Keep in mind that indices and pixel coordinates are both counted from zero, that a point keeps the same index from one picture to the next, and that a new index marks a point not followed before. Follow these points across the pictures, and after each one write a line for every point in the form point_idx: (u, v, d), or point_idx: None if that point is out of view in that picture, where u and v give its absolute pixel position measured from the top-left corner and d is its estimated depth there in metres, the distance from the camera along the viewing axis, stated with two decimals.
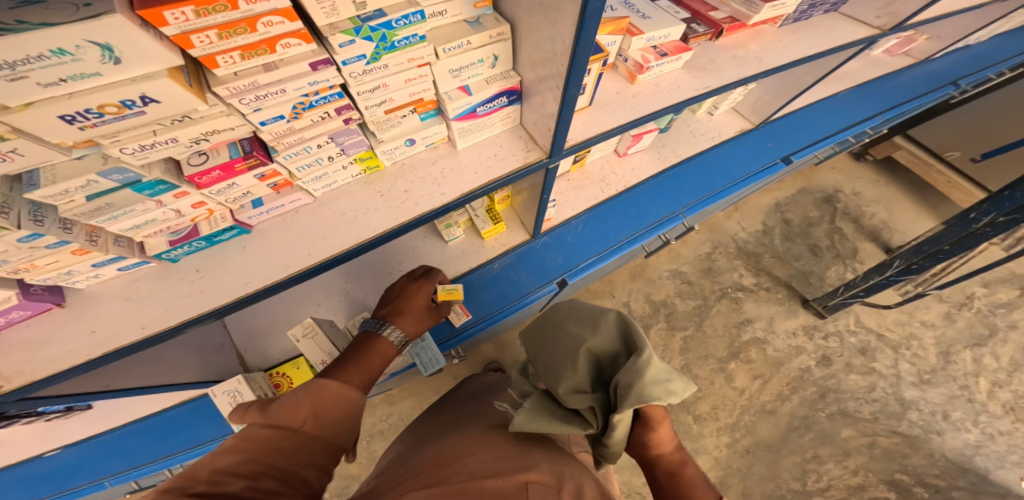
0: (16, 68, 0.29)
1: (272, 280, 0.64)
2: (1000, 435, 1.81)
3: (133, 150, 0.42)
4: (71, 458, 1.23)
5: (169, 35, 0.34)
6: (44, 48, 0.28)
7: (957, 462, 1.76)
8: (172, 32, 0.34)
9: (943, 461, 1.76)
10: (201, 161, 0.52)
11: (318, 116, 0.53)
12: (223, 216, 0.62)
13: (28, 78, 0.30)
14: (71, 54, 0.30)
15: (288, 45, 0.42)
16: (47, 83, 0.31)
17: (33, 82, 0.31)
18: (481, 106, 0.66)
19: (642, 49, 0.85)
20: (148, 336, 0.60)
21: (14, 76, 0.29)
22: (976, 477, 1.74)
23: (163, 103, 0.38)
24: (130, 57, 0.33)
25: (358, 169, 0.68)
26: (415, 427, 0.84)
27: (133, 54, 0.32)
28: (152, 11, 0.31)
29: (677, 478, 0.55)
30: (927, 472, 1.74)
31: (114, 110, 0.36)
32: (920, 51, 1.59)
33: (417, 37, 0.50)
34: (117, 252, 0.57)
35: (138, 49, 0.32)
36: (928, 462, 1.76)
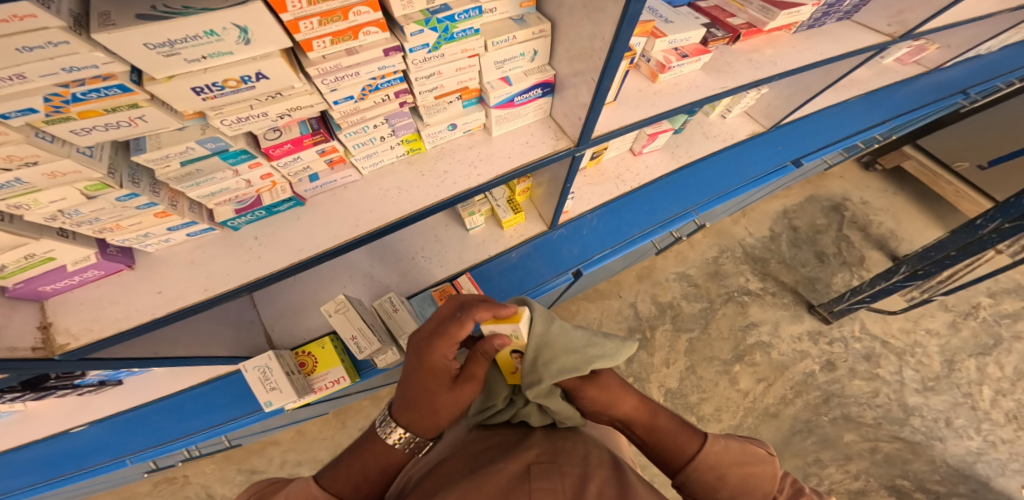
0: (173, 46, 0.36)
1: (322, 248, 0.69)
2: (1003, 443, 1.82)
3: (231, 122, 0.47)
4: (96, 437, 1.26)
5: (284, 19, 0.40)
6: (199, 30, 0.35)
7: (960, 469, 1.77)
8: (288, 17, 0.40)
9: (945, 467, 1.77)
10: (275, 136, 0.57)
11: (380, 97, 0.59)
12: (283, 189, 0.67)
13: (180, 54, 0.37)
14: (217, 35, 0.36)
15: (368, 33, 0.48)
16: (192, 59, 0.38)
17: (181, 58, 0.37)
18: (519, 96, 0.72)
19: (664, 50, 0.90)
20: (209, 298, 0.65)
21: (170, 52, 0.36)
22: (978, 484, 1.74)
23: (271, 80, 0.44)
24: (259, 39, 0.39)
25: (402, 150, 0.74)
26: None
27: (261, 36, 0.39)
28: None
29: (656, 432, 0.59)
30: (928, 478, 1.75)
31: (233, 84, 0.42)
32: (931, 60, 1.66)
33: (473, 30, 0.57)
34: (190, 217, 0.62)
35: (265, 31, 0.38)
36: (929, 468, 1.77)
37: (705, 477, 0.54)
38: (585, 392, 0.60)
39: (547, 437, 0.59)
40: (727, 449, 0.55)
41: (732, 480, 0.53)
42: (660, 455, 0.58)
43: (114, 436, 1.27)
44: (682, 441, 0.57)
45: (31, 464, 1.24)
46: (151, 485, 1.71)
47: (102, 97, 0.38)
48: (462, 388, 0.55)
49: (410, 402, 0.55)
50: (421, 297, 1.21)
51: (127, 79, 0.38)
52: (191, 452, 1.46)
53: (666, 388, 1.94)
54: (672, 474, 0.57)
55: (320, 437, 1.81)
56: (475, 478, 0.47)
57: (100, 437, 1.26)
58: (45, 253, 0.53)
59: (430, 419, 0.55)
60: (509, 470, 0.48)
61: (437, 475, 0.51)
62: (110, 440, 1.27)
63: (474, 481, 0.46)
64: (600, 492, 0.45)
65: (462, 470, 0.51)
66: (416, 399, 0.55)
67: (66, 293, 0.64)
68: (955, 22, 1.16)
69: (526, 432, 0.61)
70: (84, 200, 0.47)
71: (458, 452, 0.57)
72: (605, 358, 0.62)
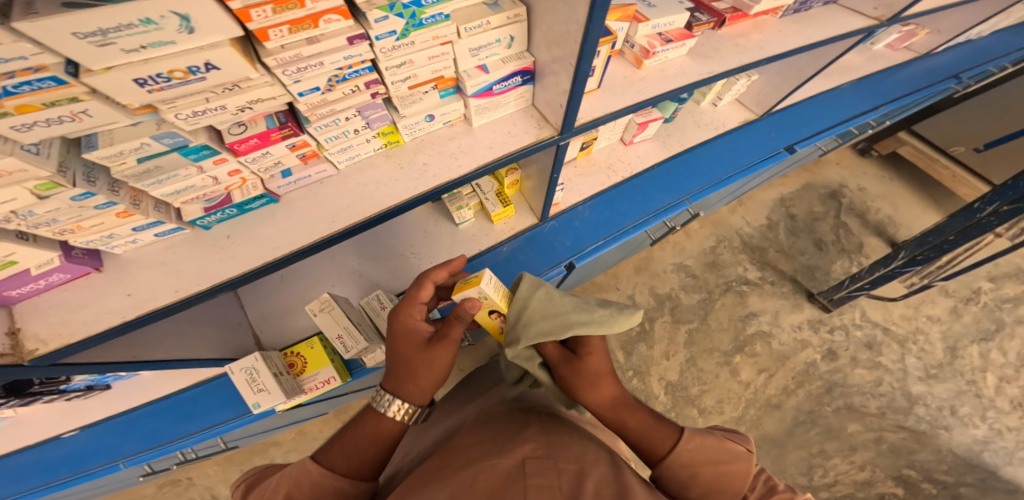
0: (107, 35, 0.33)
1: (297, 246, 0.68)
2: (1009, 432, 1.81)
3: (187, 116, 0.46)
4: (91, 441, 1.25)
5: (233, 10, 0.38)
6: (133, 18, 0.33)
7: (966, 458, 1.76)
8: (237, 7, 0.37)
9: (952, 457, 1.77)
10: (240, 131, 0.55)
11: (349, 89, 0.57)
12: (255, 186, 0.66)
13: (116, 44, 0.35)
14: (155, 23, 0.34)
15: (329, 21, 0.46)
16: (130, 49, 0.36)
17: (118, 48, 0.35)
18: (497, 85, 0.70)
19: (648, 35, 0.87)
20: (181, 299, 0.64)
21: (103, 41, 0.34)
22: (985, 473, 1.74)
23: (223, 71, 0.42)
24: (204, 28, 0.37)
25: (380, 143, 0.72)
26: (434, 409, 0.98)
27: (205, 25, 0.37)
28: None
29: (625, 432, 0.56)
30: (935, 468, 1.75)
31: (180, 75, 0.41)
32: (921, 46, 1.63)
33: (442, 16, 0.54)
34: (156, 216, 0.61)
35: (209, 19, 0.36)
36: (935, 458, 1.76)
37: (677, 474, 0.52)
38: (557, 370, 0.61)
39: (543, 430, 0.57)
40: (700, 447, 0.53)
41: (705, 478, 0.52)
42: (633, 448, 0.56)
43: (109, 439, 1.26)
44: (653, 438, 0.54)
45: (22, 472, 1.22)
46: (156, 487, 1.71)
47: (38, 91, 0.36)
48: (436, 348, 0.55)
49: (397, 374, 0.56)
50: None
51: (61, 71, 0.36)
52: (186, 455, 1.45)
53: (666, 381, 1.93)
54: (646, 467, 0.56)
55: (319, 437, 1.80)
56: (469, 471, 0.46)
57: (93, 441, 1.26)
58: (6, 257, 0.52)
59: (413, 384, 0.55)
60: (506, 464, 0.46)
61: (435, 460, 0.51)
62: (104, 444, 1.26)
63: (467, 475, 0.45)
64: (597, 492, 0.43)
65: (457, 457, 0.50)
66: (400, 368, 0.56)
67: (34, 297, 0.63)
68: (943, 8, 1.14)
69: (523, 424, 0.59)
70: (35, 200, 0.46)
71: (463, 436, 0.57)
72: (587, 326, 0.62)
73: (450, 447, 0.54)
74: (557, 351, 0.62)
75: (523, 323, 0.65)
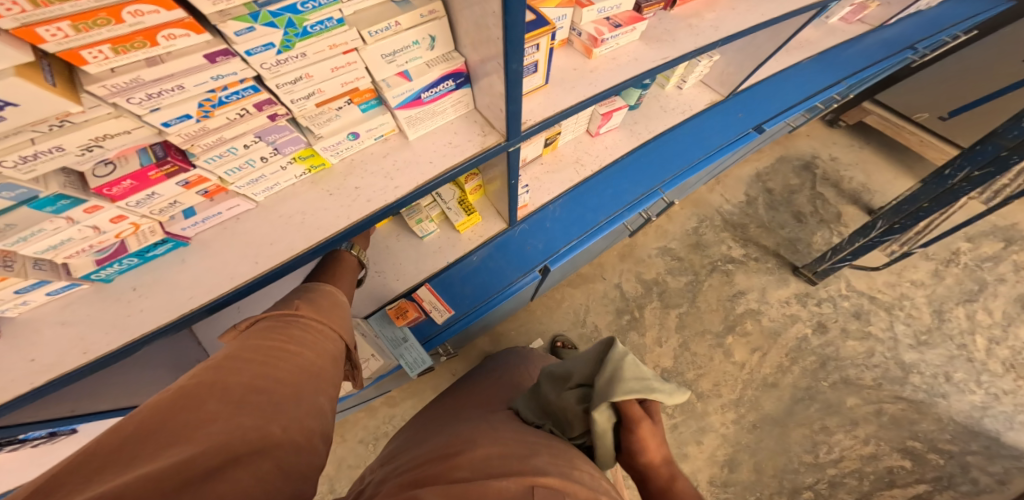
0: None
1: (218, 292, 0.60)
2: (1005, 394, 1.82)
3: (15, 163, 0.38)
4: None
5: (7, 29, 0.30)
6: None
7: (968, 426, 1.76)
8: (8, 24, 0.29)
9: (953, 425, 1.76)
10: (107, 171, 0.47)
11: (234, 113, 0.49)
12: (152, 230, 0.58)
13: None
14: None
15: (171, 37, 0.38)
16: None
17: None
18: (426, 92, 0.63)
19: (594, 21, 0.80)
20: (91, 362, 0.57)
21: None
22: (988, 440, 1.74)
23: (22, 106, 0.34)
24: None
25: (301, 168, 0.65)
26: (418, 420, 0.91)
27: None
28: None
29: (671, 498, 0.58)
30: (938, 437, 1.74)
31: None
32: (875, 17, 1.56)
33: (335, 21, 0.46)
34: (37, 276, 0.53)
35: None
36: (938, 426, 1.76)
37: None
38: (638, 427, 0.57)
39: (555, 460, 0.52)
40: None
41: None
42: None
43: None
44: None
45: None
46: None
47: None
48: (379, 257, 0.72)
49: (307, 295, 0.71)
50: (379, 315, 1.13)
51: None
52: None
53: (662, 368, 1.88)
54: None
55: None
56: (475, 486, 0.44)
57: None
58: None
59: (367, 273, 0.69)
60: (512, 489, 0.43)
61: (447, 464, 0.50)
62: None
63: (466, 488, 0.43)
64: None
65: (468, 469, 0.48)
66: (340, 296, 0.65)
67: None
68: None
69: (535, 451, 0.54)
70: None
71: (472, 449, 0.53)
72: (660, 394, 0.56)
73: (456, 465, 0.49)
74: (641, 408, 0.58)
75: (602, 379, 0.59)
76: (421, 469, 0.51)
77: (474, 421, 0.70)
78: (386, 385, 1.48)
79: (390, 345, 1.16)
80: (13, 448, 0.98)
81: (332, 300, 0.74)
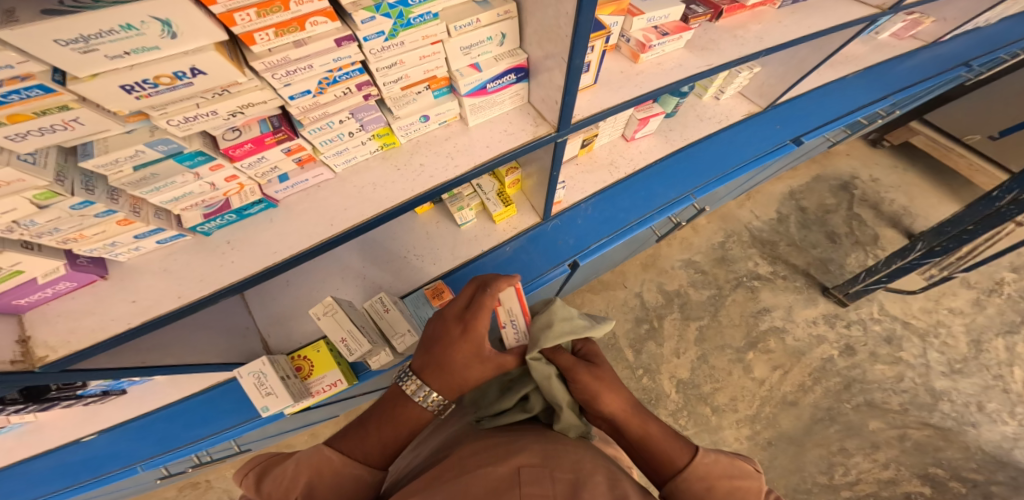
0: (89, 42, 0.35)
1: (297, 250, 0.69)
2: None
3: (178, 122, 0.48)
4: (106, 446, 1.23)
5: (217, 13, 0.40)
6: (114, 23, 0.35)
7: (996, 456, 1.69)
8: (219, 10, 0.39)
9: (981, 454, 1.70)
10: (234, 136, 0.58)
11: (341, 91, 0.59)
12: (252, 191, 0.69)
13: (99, 50, 0.36)
14: (136, 28, 0.36)
15: (315, 23, 0.48)
16: (114, 55, 0.38)
17: (102, 54, 0.37)
18: (491, 83, 0.70)
19: (643, 29, 0.88)
20: (183, 305, 0.66)
21: (86, 48, 0.35)
22: (1017, 471, 1.67)
23: (209, 75, 0.44)
24: (187, 33, 0.39)
25: (375, 145, 0.73)
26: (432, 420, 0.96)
27: (187, 29, 0.38)
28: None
29: (650, 442, 0.57)
30: (963, 466, 1.68)
31: (167, 81, 0.42)
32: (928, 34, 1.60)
33: (431, 15, 0.56)
34: (156, 223, 0.64)
35: (191, 25, 0.38)
36: (964, 455, 1.70)
37: (693, 487, 0.53)
38: (578, 373, 0.61)
39: (539, 439, 0.57)
40: (716, 461, 0.55)
41: (720, 492, 0.53)
42: (649, 462, 0.57)
43: (126, 445, 1.23)
44: (673, 450, 0.56)
45: (42, 475, 1.20)
46: (177, 489, 1.77)
47: (26, 99, 0.38)
48: (474, 312, 0.58)
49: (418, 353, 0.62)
50: (414, 296, 1.18)
51: (48, 79, 0.38)
52: (201, 458, 1.41)
53: (677, 379, 1.88)
54: (659, 484, 0.57)
55: None
56: (465, 480, 0.46)
57: (108, 447, 1.23)
58: (13, 267, 0.55)
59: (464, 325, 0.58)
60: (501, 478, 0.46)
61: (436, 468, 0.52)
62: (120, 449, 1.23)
63: (463, 482, 0.45)
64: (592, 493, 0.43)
65: (458, 465, 0.50)
66: (429, 363, 0.58)
67: (42, 305, 0.65)
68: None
69: (517, 436, 0.58)
70: (36, 210, 0.49)
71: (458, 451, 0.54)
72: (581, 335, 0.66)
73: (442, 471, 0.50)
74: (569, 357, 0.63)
75: (536, 325, 0.68)
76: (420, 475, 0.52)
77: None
78: None
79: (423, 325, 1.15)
80: (72, 403, 1.09)
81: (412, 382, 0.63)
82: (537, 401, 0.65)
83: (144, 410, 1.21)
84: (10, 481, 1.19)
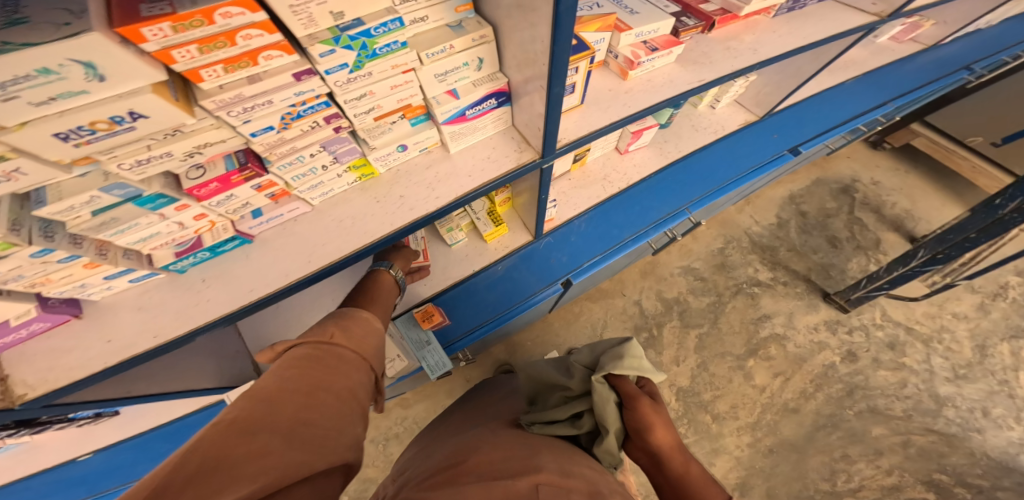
0: (6, 89, 0.32)
1: (274, 287, 0.66)
2: None
3: (131, 166, 0.45)
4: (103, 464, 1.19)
5: (150, 51, 0.36)
6: (28, 67, 0.31)
7: (1002, 462, 1.65)
8: (152, 47, 0.36)
9: (985, 460, 1.66)
10: (198, 175, 0.55)
11: (307, 125, 0.56)
12: (224, 228, 0.66)
13: (20, 97, 0.33)
14: (55, 72, 0.32)
15: (269, 57, 0.44)
16: (38, 102, 0.34)
17: (24, 102, 0.33)
18: (470, 109, 0.67)
19: (632, 45, 0.84)
20: (160, 345, 0.63)
21: (4, 96, 0.32)
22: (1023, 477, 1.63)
23: (151, 118, 0.41)
24: (116, 75, 0.35)
25: (353, 177, 0.70)
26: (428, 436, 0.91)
27: (116, 71, 0.35)
28: (130, 28, 0.33)
29: (688, 481, 0.61)
30: (968, 472, 1.64)
31: (105, 127, 0.39)
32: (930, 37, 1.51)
33: (399, 44, 0.52)
34: (126, 264, 0.61)
35: (121, 66, 0.35)
36: (968, 461, 1.66)
37: None
38: (640, 404, 0.64)
39: (555, 457, 0.58)
40: None
41: None
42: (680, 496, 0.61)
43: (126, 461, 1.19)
44: (710, 492, 0.59)
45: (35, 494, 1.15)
46: None
47: None
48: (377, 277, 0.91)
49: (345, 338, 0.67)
50: (405, 317, 1.16)
51: None
52: None
53: (677, 387, 1.84)
54: None
55: None
56: (487, 487, 0.48)
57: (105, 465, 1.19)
58: None
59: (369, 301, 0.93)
60: (520, 487, 0.48)
61: (453, 471, 0.54)
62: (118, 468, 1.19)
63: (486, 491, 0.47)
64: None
65: (476, 472, 0.53)
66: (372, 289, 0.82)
67: (20, 345, 0.63)
68: (935, 5, 1.13)
69: (535, 451, 0.60)
70: None
71: (472, 457, 0.58)
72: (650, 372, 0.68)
73: (465, 469, 0.54)
74: (633, 388, 0.65)
75: (608, 354, 0.69)
76: (430, 477, 0.55)
77: (479, 429, 0.75)
78: (401, 387, 1.54)
79: (414, 347, 1.16)
80: (63, 424, 1.05)
81: (366, 327, 0.70)
82: (589, 421, 0.69)
83: (134, 432, 1.16)
84: None
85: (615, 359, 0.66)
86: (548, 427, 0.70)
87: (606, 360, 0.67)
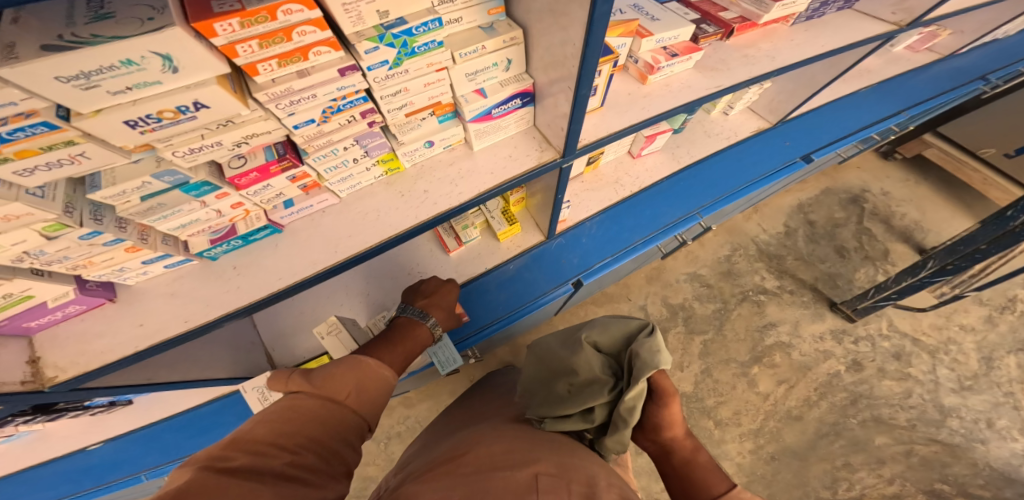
0: (90, 78, 0.34)
1: (301, 277, 0.68)
2: None
3: (184, 153, 0.48)
4: (112, 454, 1.19)
5: (218, 45, 0.39)
6: (114, 60, 0.33)
7: (1005, 473, 1.64)
8: (221, 42, 0.38)
9: (988, 471, 1.65)
10: (240, 164, 0.58)
11: (345, 119, 0.59)
12: (258, 217, 0.68)
13: (101, 86, 0.35)
14: (137, 64, 0.35)
15: (319, 53, 0.47)
16: (115, 91, 0.37)
17: (104, 90, 0.36)
18: (496, 108, 0.69)
19: (651, 50, 0.87)
20: (190, 330, 0.65)
21: (88, 84, 0.34)
22: None
23: (212, 109, 0.43)
24: (188, 67, 0.38)
25: (380, 171, 0.73)
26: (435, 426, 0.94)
27: (189, 64, 0.37)
28: (205, 23, 0.36)
29: (694, 467, 0.67)
30: (970, 482, 1.63)
31: (170, 115, 0.42)
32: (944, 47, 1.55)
33: (436, 43, 0.55)
34: (164, 249, 0.63)
35: (193, 60, 0.37)
36: (971, 471, 1.65)
37: None
38: (664, 402, 0.66)
39: (554, 452, 0.57)
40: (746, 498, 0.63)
41: None
42: (684, 485, 0.67)
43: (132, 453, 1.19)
44: (713, 479, 0.65)
45: (43, 482, 1.16)
46: None
47: (31, 137, 0.37)
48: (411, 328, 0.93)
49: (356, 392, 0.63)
50: None
51: (52, 116, 0.37)
52: None
53: (681, 392, 1.84)
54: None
55: None
56: (485, 479, 0.47)
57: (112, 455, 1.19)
58: (23, 292, 0.54)
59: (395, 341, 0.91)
60: (519, 477, 0.47)
61: (454, 463, 0.54)
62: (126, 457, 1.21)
63: (484, 482, 0.46)
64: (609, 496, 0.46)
65: (474, 464, 0.52)
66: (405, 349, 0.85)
67: (53, 327, 0.65)
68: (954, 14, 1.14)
69: (535, 445, 0.58)
70: (45, 241, 0.48)
71: (475, 449, 0.57)
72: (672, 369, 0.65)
73: (461, 463, 0.53)
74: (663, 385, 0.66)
75: (638, 351, 0.63)
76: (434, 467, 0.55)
77: (490, 422, 0.76)
78: (408, 384, 1.55)
79: None
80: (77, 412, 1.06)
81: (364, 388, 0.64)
82: (601, 415, 0.66)
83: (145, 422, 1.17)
84: (10, 489, 1.15)
85: (650, 361, 0.61)
86: (557, 423, 0.68)
87: (641, 362, 0.61)
